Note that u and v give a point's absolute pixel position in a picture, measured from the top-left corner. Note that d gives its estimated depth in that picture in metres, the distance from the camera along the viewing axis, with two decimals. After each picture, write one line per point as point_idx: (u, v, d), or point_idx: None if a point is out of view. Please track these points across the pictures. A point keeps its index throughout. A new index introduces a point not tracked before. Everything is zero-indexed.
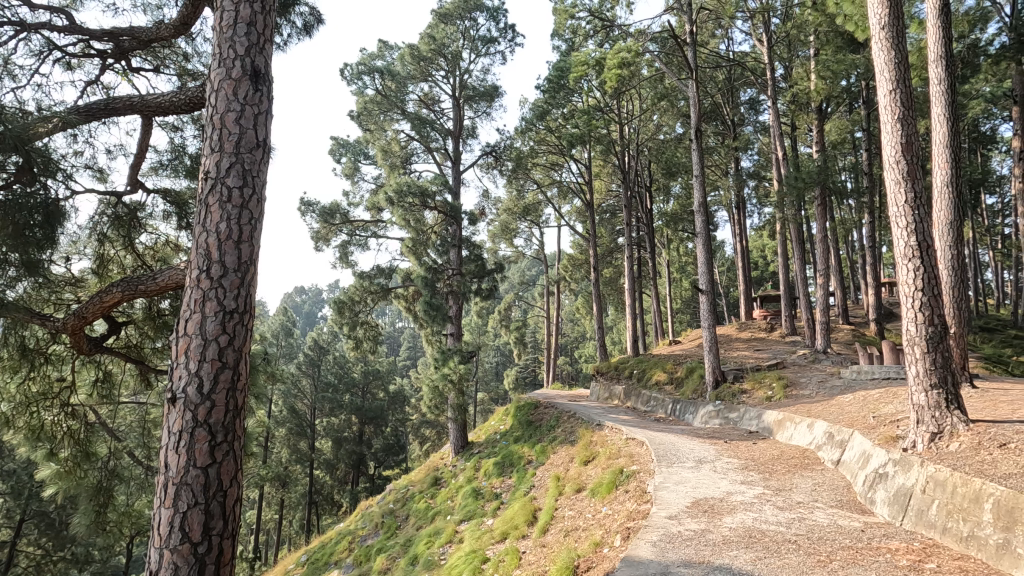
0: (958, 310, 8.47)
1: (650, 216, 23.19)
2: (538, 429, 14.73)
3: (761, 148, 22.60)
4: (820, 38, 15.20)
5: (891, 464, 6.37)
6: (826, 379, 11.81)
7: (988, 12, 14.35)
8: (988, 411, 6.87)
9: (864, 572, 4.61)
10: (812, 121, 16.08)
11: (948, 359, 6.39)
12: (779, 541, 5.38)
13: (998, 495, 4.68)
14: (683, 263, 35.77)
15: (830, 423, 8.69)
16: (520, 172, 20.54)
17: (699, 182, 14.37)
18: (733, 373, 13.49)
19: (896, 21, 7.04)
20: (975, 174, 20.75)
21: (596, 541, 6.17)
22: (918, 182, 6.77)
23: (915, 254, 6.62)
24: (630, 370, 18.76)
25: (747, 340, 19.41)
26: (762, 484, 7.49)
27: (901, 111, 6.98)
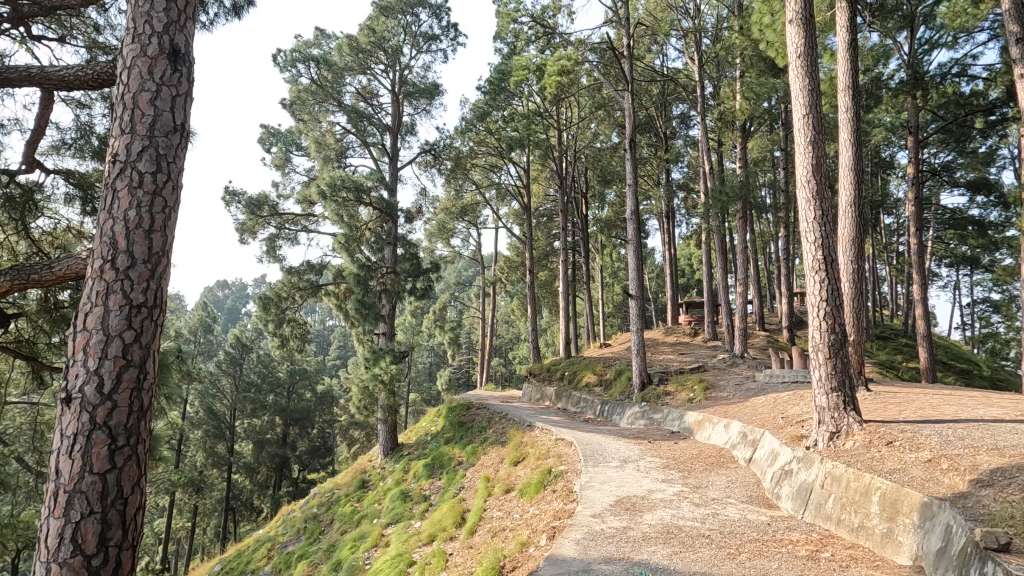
0: (857, 320, 9.23)
1: (585, 222, 23.78)
2: (469, 430, 14.69)
3: (690, 160, 23.71)
4: (745, 61, 16.13)
5: (795, 461, 6.87)
6: (741, 382, 12.55)
7: (890, 49, 15.77)
8: (879, 412, 7.54)
9: (768, 563, 4.93)
10: (736, 139, 17.03)
11: (847, 365, 6.95)
12: (694, 536, 5.66)
13: (884, 489, 5.16)
14: (615, 268, 36.84)
15: (743, 423, 9.25)
16: (459, 172, 20.44)
17: (632, 191, 14.86)
18: (659, 376, 14.06)
19: (810, 51, 7.61)
20: (876, 196, 22.76)
21: (522, 541, 6.24)
22: (826, 201, 7.33)
23: (821, 268, 7.16)
24: (561, 372, 19.12)
25: (673, 344, 20.28)
26: (681, 482, 7.85)
27: (813, 135, 7.54)
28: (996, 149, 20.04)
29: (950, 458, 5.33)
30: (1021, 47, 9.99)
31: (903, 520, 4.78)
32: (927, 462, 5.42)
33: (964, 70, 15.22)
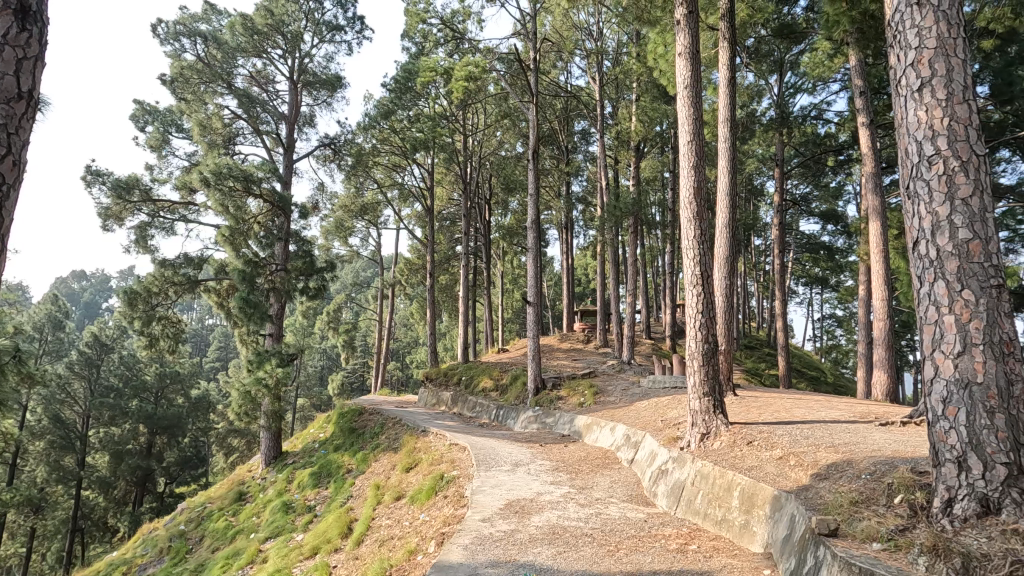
0: (727, 331, 10.16)
1: (487, 228, 24.02)
2: (360, 437, 14.17)
3: (590, 175, 24.80)
4: (641, 86, 17.18)
5: (671, 461, 7.41)
6: (628, 387, 13.27)
7: (763, 89, 17.63)
8: (743, 415, 8.35)
9: (642, 557, 5.27)
10: (631, 158, 18.10)
11: (717, 372, 7.61)
12: (577, 536, 5.90)
13: (743, 484, 5.71)
14: (515, 275, 37.57)
15: (627, 426, 9.81)
16: (360, 169, 19.78)
17: (534, 200, 15.23)
18: (552, 381, 14.51)
19: (695, 83, 8.29)
20: (749, 220, 25.24)
21: (410, 548, 6.14)
22: (704, 221, 8.01)
23: (698, 283, 7.77)
24: (458, 376, 19.08)
25: (567, 351, 21.01)
26: (568, 484, 8.16)
27: (695, 160, 8.21)
28: (844, 186, 23.07)
29: (797, 455, 6.00)
30: (864, 99, 11.59)
31: (758, 512, 5.32)
32: (779, 459, 6.06)
33: (821, 114, 17.39)
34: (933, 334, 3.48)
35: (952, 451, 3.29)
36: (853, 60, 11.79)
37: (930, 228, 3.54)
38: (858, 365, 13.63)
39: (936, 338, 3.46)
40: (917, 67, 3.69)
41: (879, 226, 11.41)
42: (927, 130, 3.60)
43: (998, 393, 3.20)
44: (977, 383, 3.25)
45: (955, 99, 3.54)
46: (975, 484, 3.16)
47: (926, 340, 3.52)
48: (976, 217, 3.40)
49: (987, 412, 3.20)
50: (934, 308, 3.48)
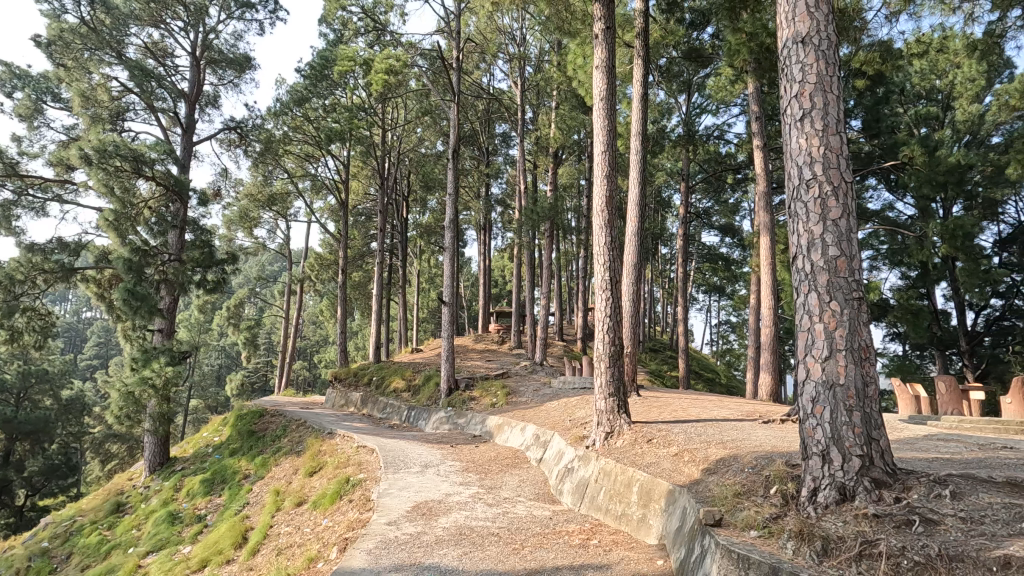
0: (633, 335, 10.66)
1: (404, 225, 23.59)
2: (259, 440, 13.34)
3: (509, 178, 25.06)
4: (560, 94, 17.57)
5: (577, 459, 7.66)
6: (539, 388, 13.53)
7: (673, 107, 18.72)
8: (644, 414, 8.80)
9: (546, 554, 5.40)
10: (549, 164, 18.53)
11: (622, 373, 7.95)
12: (484, 535, 5.94)
13: (642, 480, 6.01)
14: (432, 274, 37.12)
15: (537, 426, 10.01)
16: (268, 157, 18.68)
17: (452, 199, 15.13)
18: (465, 381, 14.50)
19: (611, 95, 8.65)
20: (657, 229, 26.66)
21: (310, 556, 5.88)
22: (614, 229, 8.36)
23: (607, 288, 8.07)
24: (369, 376, 18.53)
25: (481, 351, 21.11)
26: (477, 484, 8.20)
27: (608, 170, 8.56)
28: (740, 202, 25.01)
29: (690, 451, 6.41)
30: (759, 123, 12.64)
31: (653, 506, 5.63)
32: (675, 455, 6.45)
33: (722, 134, 18.74)
34: (806, 340, 3.85)
35: (818, 445, 3.66)
36: (751, 87, 12.81)
37: (806, 244, 3.93)
38: (748, 368, 14.79)
39: (809, 343, 3.83)
40: (799, 99, 4.09)
41: (768, 240, 12.48)
42: (807, 156, 4.00)
43: (856, 392, 3.61)
44: (840, 384, 3.65)
45: (829, 130, 3.96)
46: (835, 474, 3.54)
47: (800, 345, 3.90)
48: (843, 237, 3.81)
49: (847, 410, 3.60)
50: (807, 316, 3.86)
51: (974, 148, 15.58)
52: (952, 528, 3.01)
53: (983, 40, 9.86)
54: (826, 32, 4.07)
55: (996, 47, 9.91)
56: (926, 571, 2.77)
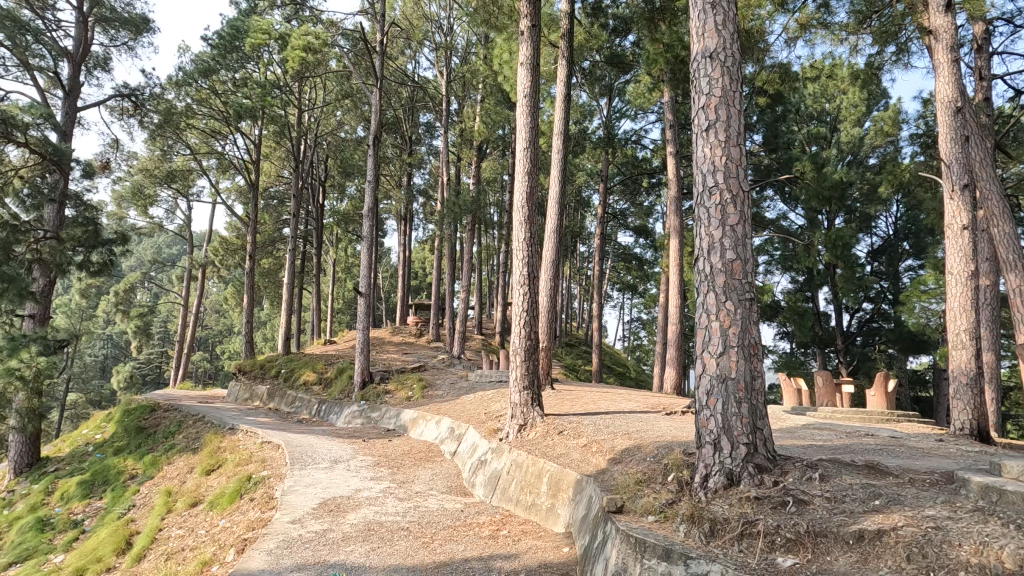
0: (549, 330, 10.87)
1: (320, 212, 22.58)
2: (149, 437, 12.30)
3: (432, 169, 24.68)
4: (486, 88, 17.51)
5: (490, 452, 7.73)
6: (456, 381, 13.48)
7: (595, 110, 19.26)
8: (558, 407, 9.03)
9: (455, 547, 5.41)
10: (473, 157, 18.46)
11: (536, 367, 8.10)
12: (394, 530, 5.85)
13: (552, 471, 6.17)
14: (349, 264, 35.88)
15: (452, 419, 9.98)
16: (168, 130, 17.16)
17: (372, 187, 14.63)
18: (380, 374, 14.17)
19: (535, 93, 8.76)
20: (576, 228, 27.36)
21: (203, 559, 5.50)
22: (534, 225, 8.48)
23: (525, 283, 8.16)
24: (277, 369, 17.59)
25: (398, 344, 20.73)
26: (389, 478, 8.05)
27: (530, 166, 8.64)
28: (654, 206, 26.27)
29: (598, 442, 6.66)
30: (673, 131, 13.31)
31: (562, 495, 5.81)
32: (583, 446, 6.67)
33: (640, 139, 19.54)
34: (704, 336, 4.11)
35: (710, 434, 3.93)
36: (666, 96, 13.46)
37: (706, 247, 4.19)
38: (656, 362, 15.57)
39: (706, 340, 4.09)
40: (706, 111, 4.36)
41: (678, 243, 13.19)
42: (711, 165, 4.26)
43: (744, 385, 3.92)
44: (731, 377, 3.93)
45: (731, 141, 4.25)
46: (724, 460, 3.83)
47: (699, 342, 4.15)
48: (739, 242, 4.11)
49: (736, 402, 3.90)
50: (706, 314, 4.13)
51: (855, 167, 17.32)
52: (819, 507, 3.35)
53: (866, 70, 10.99)
54: (731, 50, 4.36)
55: (875, 77, 11.08)
56: (796, 547, 3.06)
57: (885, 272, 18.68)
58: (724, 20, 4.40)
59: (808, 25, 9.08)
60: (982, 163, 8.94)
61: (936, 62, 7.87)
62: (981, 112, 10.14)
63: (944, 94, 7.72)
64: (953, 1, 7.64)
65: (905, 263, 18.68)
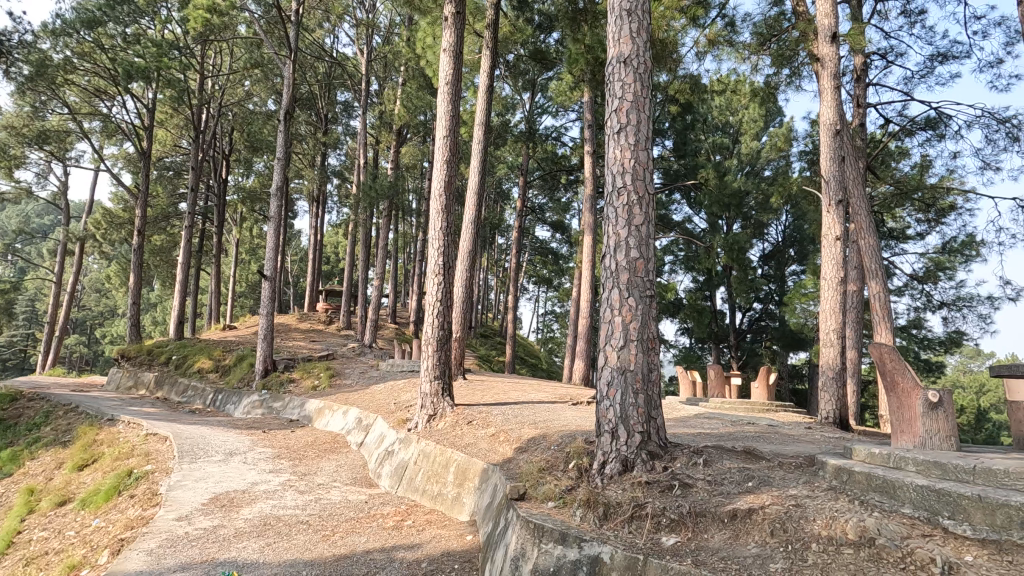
0: (463, 321, 10.84)
1: (222, 188, 21.03)
2: (9, 430, 10.93)
3: (349, 150, 23.75)
4: (408, 72, 17.09)
5: (397, 443, 7.63)
6: (366, 371, 13.14)
7: (517, 103, 19.42)
8: (468, 397, 9.06)
9: (357, 539, 5.29)
10: (392, 141, 17.97)
11: (448, 357, 8.06)
12: (292, 524, 5.62)
13: (459, 461, 6.20)
14: (254, 245, 33.77)
15: (360, 410, 9.73)
16: (41, 83, 15.18)
17: (283, 164, 13.80)
18: (284, 362, 13.50)
19: (456, 81, 8.67)
20: (495, 220, 27.47)
21: (70, 563, 4.99)
22: (451, 214, 8.41)
23: (440, 273, 8.07)
24: (167, 355, 16.23)
25: (306, 331, 19.86)
26: (289, 471, 7.72)
27: (449, 155, 8.54)
28: (571, 202, 26.97)
29: (506, 431, 6.77)
30: (591, 131, 13.70)
31: (468, 484, 5.86)
32: (491, 436, 6.76)
33: (559, 136, 19.93)
34: (607, 330, 4.30)
35: (609, 424, 4.13)
36: (586, 96, 13.82)
37: (613, 245, 4.37)
38: (567, 354, 16.03)
39: (608, 334, 4.28)
40: (618, 113, 4.53)
41: (591, 239, 13.62)
42: (620, 167, 4.45)
43: (642, 377, 4.15)
44: (630, 369, 4.15)
45: (640, 145, 4.46)
46: (620, 448, 4.04)
47: (602, 335, 4.34)
48: (643, 241, 4.33)
49: (634, 393, 4.12)
50: (609, 310, 4.31)
51: (752, 177, 18.77)
52: (700, 489, 3.63)
53: (764, 89, 11.92)
54: (643, 57, 4.57)
55: (772, 96, 12.05)
56: (679, 527, 3.31)
57: (773, 276, 20.46)
58: (638, 28, 4.59)
59: (715, 42, 9.68)
60: (855, 181, 9.98)
61: (821, 87, 8.68)
62: (857, 136, 11.33)
63: (827, 117, 8.54)
64: (838, 33, 8.46)
65: (790, 268, 20.56)
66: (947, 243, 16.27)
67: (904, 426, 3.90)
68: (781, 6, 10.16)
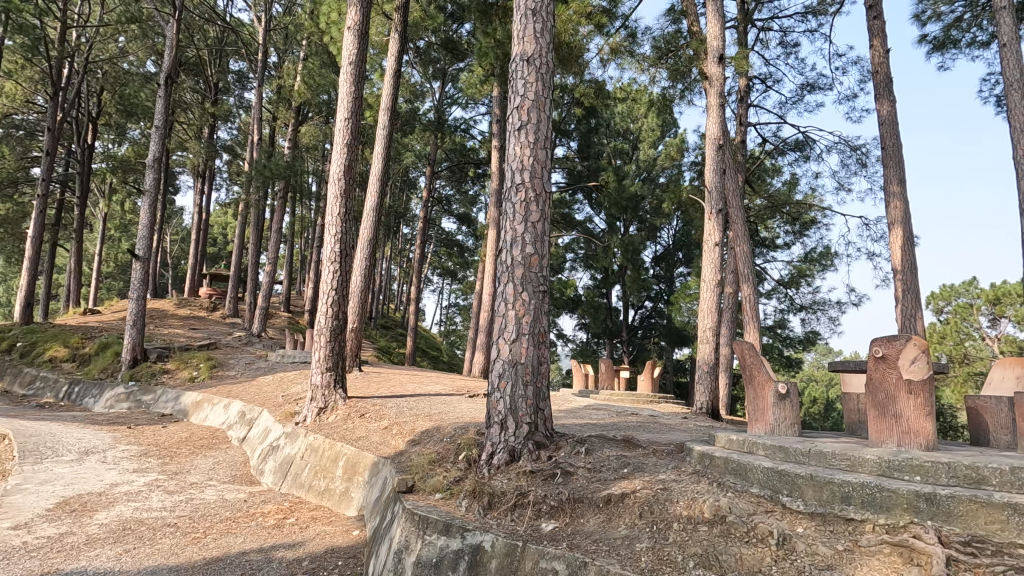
0: (361, 311, 10.45)
1: (87, 154, 18.65)
2: None
3: (242, 124, 22.03)
4: (310, 46, 16.14)
5: (283, 437, 7.27)
6: (252, 361, 12.33)
7: (427, 91, 19.07)
8: (363, 389, 8.81)
9: (232, 540, 4.97)
10: (290, 119, 16.90)
11: (342, 348, 7.76)
12: (156, 527, 5.16)
13: (348, 454, 6.02)
14: (125, 221, 30.31)
15: (243, 403, 9.12)
16: None
17: (162, 132, 12.46)
18: (157, 352, 12.29)
19: (361, 61, 8.31)
20: (399, 209, 26.77)
21: None
22: (349, 200, 8.06)
23: (336, 261, 7.72)
24: (10, 342, 14.15)
25: (185, 317, 18.21)
26: (157, 469, 7.07)
27: (350, 139, 8.18)
28: (478, 196, 27.00)
29: (399, 424, 6.67)
30: (499, 126, 13.77)
31: (357, 478, 5.71)
32: (384, 428, 6.63)
33: (468, 129, 19.88)
34: (501, 323, 4.36)
35: (498, 415, 4.21)
36: (496, 91, 13.85)
37: (510, 240, 4.44)
38: (469, 346, 16.01)
39: (502, 326, 4.35)
40: (519, 111, 4.60)
41: (496, 232, 13.70)
42: (519, 163, 4.52)
43: (532, 369, 4.26)
44: (521, 362, 4.25)
45: (539, 144, 4.57)
46: (508, 438, 4.14)
47: (496, 328, 4.39)
48: (539, 238, 4.45)
49: (523, 385, 4.23)
50: (503, 303, 4.38)
51: (648, 183, 19.85)
52: (580, 476, 3.82)
53: (661, 100, 12.65)
54: (546, 58, 4.68)
55: (667, 108, 12.83)
56: (558, 513, 3.47)
57: (663, 276, 21.88)
58: (542, 28, 4.69)
59: (618, 51, 10.12)
60: (735, 190, 10.87)
61: (709, 103, 9.38)
62: (739, 151, 12.39)
63: (713, 131, 9.24)
64: (725, 55, 9.17)
65: (678, 270, 22.07)
66: (808, 253, 18.29)
67: (758, 414, 4.36)
68: (677, 24, 10.83)
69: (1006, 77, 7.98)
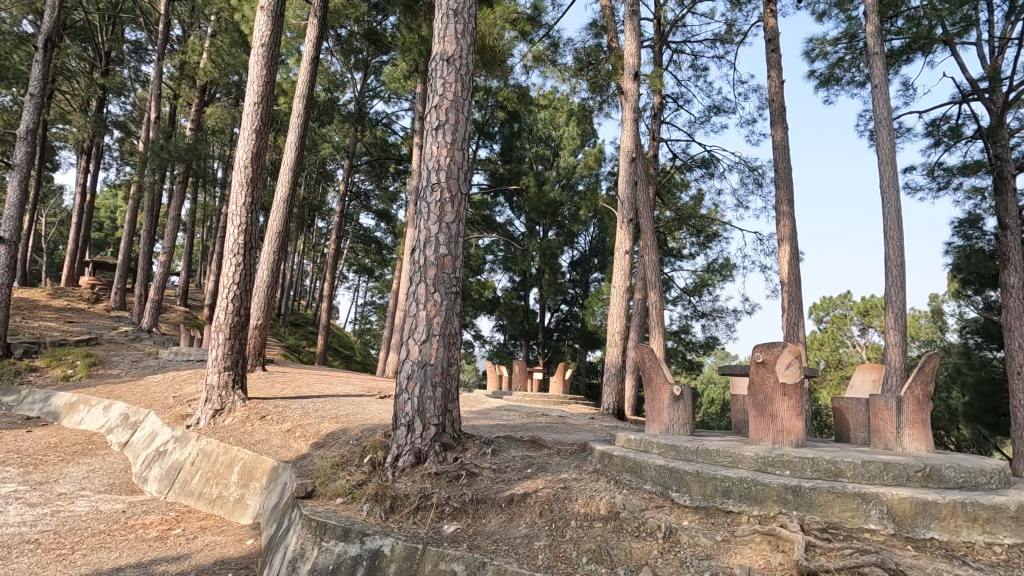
0: (266, 307, 9.88)
1: None
2: None
3: (137, 99, 20.13)
4: (220, 23, 15.06)
5: (171, 441, 6.73)
6: (139, 359, 11.28)
7: (348, 82, 18.43)
8: (265, 390, 8.33)
9: (106, 555, 4.53)
10: (194, 98, 15.67)
11: (243, 346, 7.30)
12: (12, 544, 4.59)
13: (245, 459, 5.68)
14: None
15: (127, 404, 8.33)
16: None
17: (38, 101, 11.10)
18: (24, 347, 10.94)
19: (274, 44, 7.88)
20: (314, 201, 25.59)
21: None
22: (256, 190, 7.61)
23: (239, 253, 7.25)
24: None
25: (60, 309, 16.32)
26: (17, 480, 6.29)
27: (259, 124, 7.72)
28: (398, 192, 26.42)
29: (303, 427, 6.38)
30: (421, 123, 13.56)
31: (254, 484, 5.40)
32: (286, 431, 6.31)
33: (390, 124, 19.41)
34: (411, 324, 4.30)
35: (406, 416, 4.16)
36: (419, 89, 13.63)
37: (423, 240, 4.40)
38: (384, 346, 15.64)
39: (412, 327, 4.29)
40: (437, 111, 4.56)
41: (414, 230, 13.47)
42: (435, 163, 4.49)
43: (441, 370, 4.24)
44: (430, 363, 4.22)
45: (456, 144, 4.55)
46: (414, 440, 4.10)
47: (406, 328, 4.32)
48: (452, 239, 4.44)
49: (432, 386, 4.20)
50: (415, 303, 4.33)
51: (568, 190, 20.38)
52: (485, 477, 3.85)
53: (581, 110, 13.03)
54: (466, 60, 4.68)
55: (586, 118, 13.24)
56: (461, 514, 3.48)
57: (579, 281, 22.55)
58: (463, 30, 4.69)
59: (540, 59, 10.31)
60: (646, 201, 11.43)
61: (625, 117, 9.80)
62: (651, 164, 13.03)
63: (627, 145, 9.68)
64: (640, 73, 9.64)
65: (593, 275, 22.82)
66: (711, 264, 19.59)
67: (655, 415, 4.62)
68: (598, 38, 11.22)
69: (876, 114, 9.00)
